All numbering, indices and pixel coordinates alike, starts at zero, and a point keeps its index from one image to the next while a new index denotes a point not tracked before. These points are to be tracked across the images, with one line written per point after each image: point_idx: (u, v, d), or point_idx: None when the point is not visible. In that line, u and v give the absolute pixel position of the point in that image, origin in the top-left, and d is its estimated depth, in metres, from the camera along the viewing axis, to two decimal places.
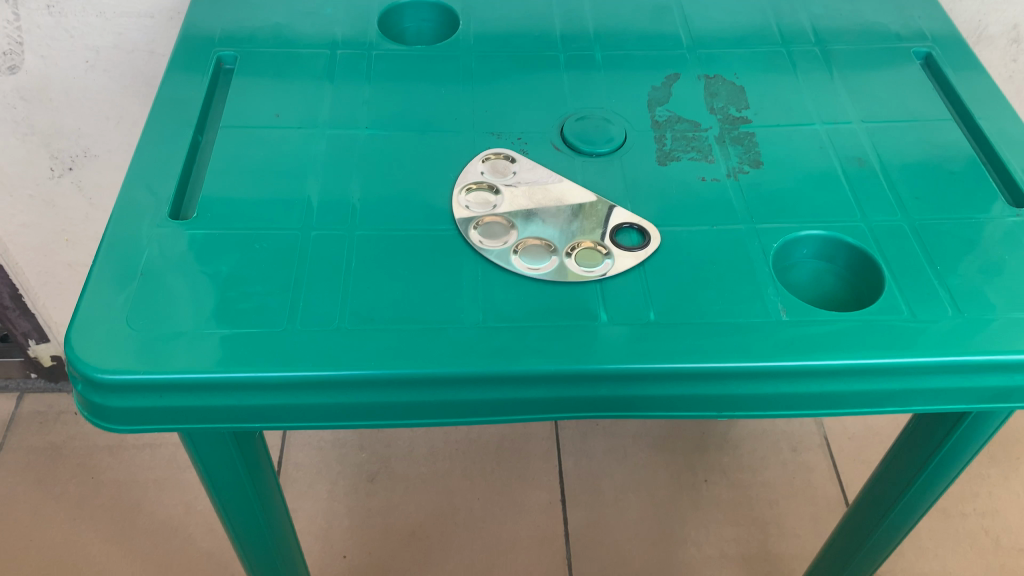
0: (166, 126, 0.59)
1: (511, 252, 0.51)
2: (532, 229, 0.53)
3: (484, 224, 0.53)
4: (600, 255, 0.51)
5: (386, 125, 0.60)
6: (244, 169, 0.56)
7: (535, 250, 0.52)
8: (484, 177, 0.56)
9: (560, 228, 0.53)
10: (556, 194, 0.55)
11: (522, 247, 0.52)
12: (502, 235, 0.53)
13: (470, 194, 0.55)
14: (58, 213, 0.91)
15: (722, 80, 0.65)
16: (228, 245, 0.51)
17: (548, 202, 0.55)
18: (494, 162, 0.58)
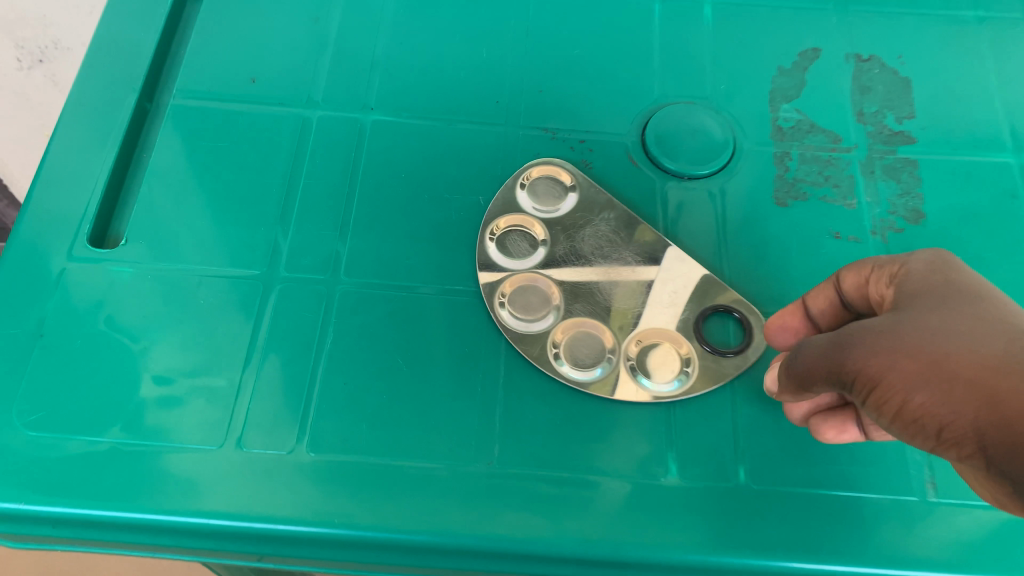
0: (101, 82, 0.43)
1: (550, 347, 0.36)
2: (585, 302, 0.37)
3: (518, 291, 0.38)
4: (678, 362, 0.36)
5: (399, 100, 0.43)
6: (198, 159, 0.41)
7: (586, 345, 0.37)
8: (527, 207, 0.40)
9: (625, 305, 0.37)
10: (624, 244, 0.39)
11: (568, 340, 0.37)
12: (541, 308, 0.37)
13: (501, 238, 0.39)
14: (35, 107, 0.77)
15: (879, 65, 0.45)
16: (161, 293, 0.37)
17: (612, 257, 0.39)
18: (544, 179, 0.41)
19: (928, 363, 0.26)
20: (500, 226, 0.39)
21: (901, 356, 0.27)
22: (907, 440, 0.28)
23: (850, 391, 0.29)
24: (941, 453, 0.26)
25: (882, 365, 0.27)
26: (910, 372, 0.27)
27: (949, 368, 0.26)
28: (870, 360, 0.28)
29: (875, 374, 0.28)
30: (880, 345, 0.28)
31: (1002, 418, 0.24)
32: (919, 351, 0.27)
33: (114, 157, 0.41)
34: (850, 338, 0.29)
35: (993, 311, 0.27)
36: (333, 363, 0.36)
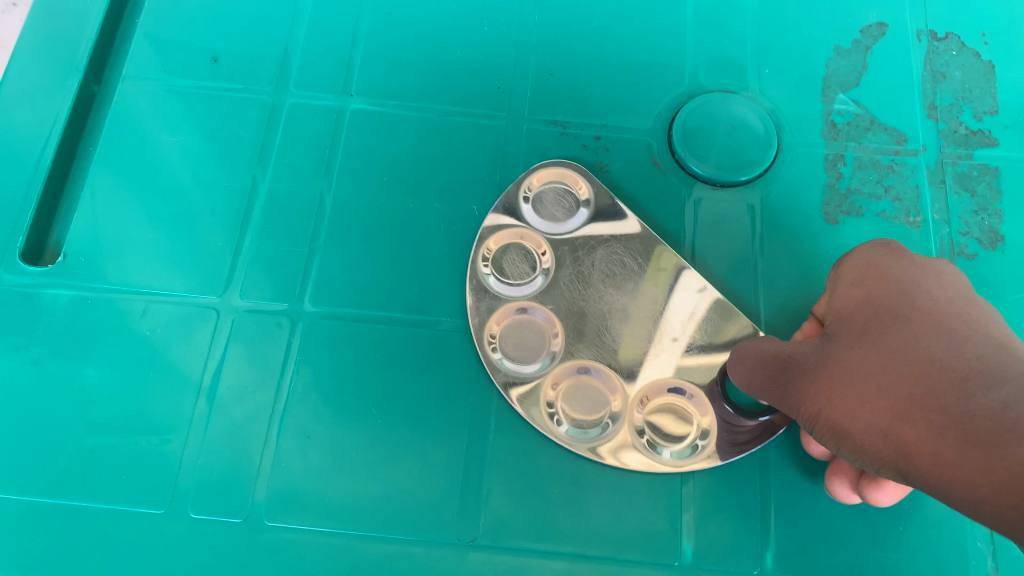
0: (43, 59, 0.37)
1: (543, 399, 0.31)
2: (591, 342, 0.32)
3: (511, 328, 0.32)
4: (692, 423, 0.31)
5: (385, 82, 0.37)
6: (150, 155, 0.35)
7: (585, 398, 0.31)
8: (530, 223, 0.34)
9: (636, 348, 0.32)
10: (640, 271, 0.33)
11: (565, 391, 0.31)
12: (537, 350, 0.32)
13: (495, 259, 0.33)
14: None
15: (957, 44, 0.38)
16: (101, 321, 0.32)
17: (626, 286, 0.33)
18: (553, 188, 0.35)
19: (858, 400, 0.22)
20: (495, 243, 0.34)
21: (828, 391, 0.23)
22: None
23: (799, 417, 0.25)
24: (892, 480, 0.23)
25: (812, 406, 0.23)
26: (839, 415, 0.22)
27: (874, 406, 0.22)
28: (802, 394, 0.24)
29: (808, 409, 0.24)
30: (808, 376, 0.24)
31: (920, 468, 0.20)
32: (844, 384, 0.23)
33: (53, 151, 0.35)
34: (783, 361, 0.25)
35: (932, 319, 0.22)
36: (298, 412, 0.31)
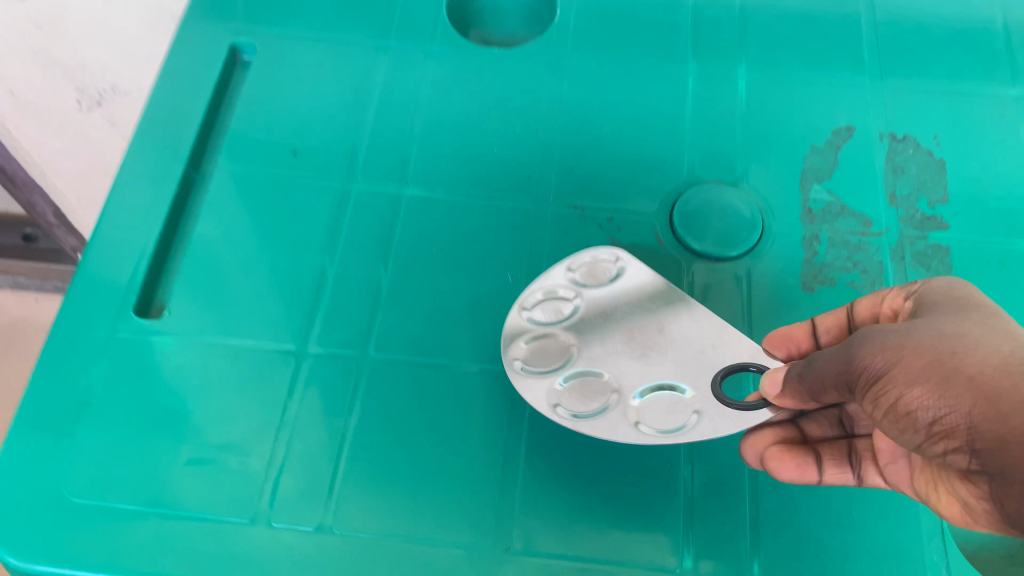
0: (152, 155, 0.45)
1: (552, 394, 0.37)
2: (607, 355, 0.38)
3: (540, 341, 0.38)
4: (685, 413, 0.36)
5: (434, 174, 0.44)
6: (239, 230, 0.43)
7: (589, 387, 0.37)
8: (572, 275, 0.39)
9: (639, 357, 0.37)
10: (657, 315, 0.38)
11: (576, 384, 0.37)
12: (555, 361, 0.38)
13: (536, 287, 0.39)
14: (93, 146, 0.81)
15: (914, 145, 0.45)
16: (196, 365, 0.39)
17: (643, 324, 0.38)
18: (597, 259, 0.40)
19: (933, 362, 0.27)
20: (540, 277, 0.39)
21: (911, 354, 0.28)
22: (905, 438, 0.29)
23: (853, 392, 0.30)
24: (927, 445, 0.28)
25: (887, 364, 0.28)
26: (914, 370, 0.28)
27: (953, 364, 0.27)
28: (877, 357, 0.29)
29: (882, 369, 0.29)
30: (885, 346, 0.29)
31: (999, 412, 0.25)
32: (922, 350, 0.28)
33: (159, 230, 0.43)
34: (861, 338, 0.30)
35: (1004, 325, 0.29)
36: (361, 440, 0.37)
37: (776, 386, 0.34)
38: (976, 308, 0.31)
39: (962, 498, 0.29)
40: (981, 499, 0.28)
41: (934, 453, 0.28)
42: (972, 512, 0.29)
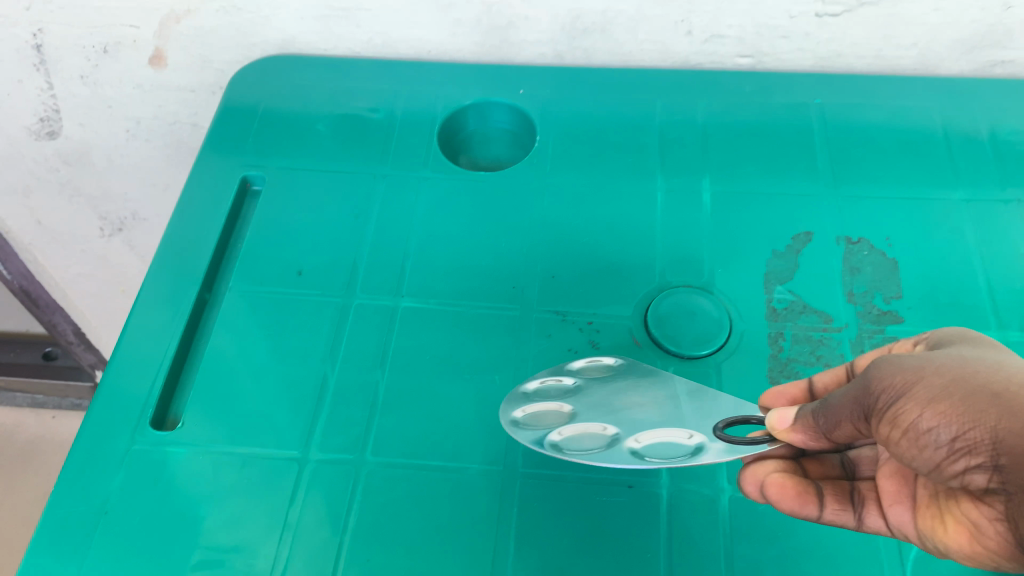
0: (171, 278, 0.49)
1: (552, 436, 0.37)
2: (604, 414, 0.38)
3: (541, 409, 0.40)
4: (684, 443, 0.36)
5: (428, 287, 0.48)
6: (249, 345, 0.46)
7: (587, 433, 0.38)
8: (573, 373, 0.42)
9: (638, 408, 0.39)
10: (648, 393, 0.40)
11: (578, 431, 0.38)
12: (553, 419, 0.39)
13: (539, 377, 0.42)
14: (113, 268, 0.86)
15: (868, 246, 0.49)
16: (208, 473, 0.42)
17: (637, 397, 0.40)
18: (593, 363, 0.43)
19: (954, 382, 0.29)
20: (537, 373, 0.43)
21: (930, 375, 0.29)
22: (927, 462, 0.29)
23: (869, 420, 0.31)
24: (946, 464, 0.29)
25: (905, 383, 0.30)
26: (935, 389, 0.29)
27: (974, 382, 0.28)
28: (895, 379, 0.30)
29: (899, 391, 0.30)
30: (904, 369, 0.30)
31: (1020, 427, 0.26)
32: (943, 370, 0.29)
33: (175, 346, 0.47)
34: (878, 366, 0.31)
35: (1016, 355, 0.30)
36: (361, 540, 0.40)
37: (788, 420, 0.34)
38: (988, 344, 0.32)
39: (970, 522, 0.30)
40: (997, 521, 0.29)
41: (953, 472, 0.29)
42: (977, 538, 0.30)
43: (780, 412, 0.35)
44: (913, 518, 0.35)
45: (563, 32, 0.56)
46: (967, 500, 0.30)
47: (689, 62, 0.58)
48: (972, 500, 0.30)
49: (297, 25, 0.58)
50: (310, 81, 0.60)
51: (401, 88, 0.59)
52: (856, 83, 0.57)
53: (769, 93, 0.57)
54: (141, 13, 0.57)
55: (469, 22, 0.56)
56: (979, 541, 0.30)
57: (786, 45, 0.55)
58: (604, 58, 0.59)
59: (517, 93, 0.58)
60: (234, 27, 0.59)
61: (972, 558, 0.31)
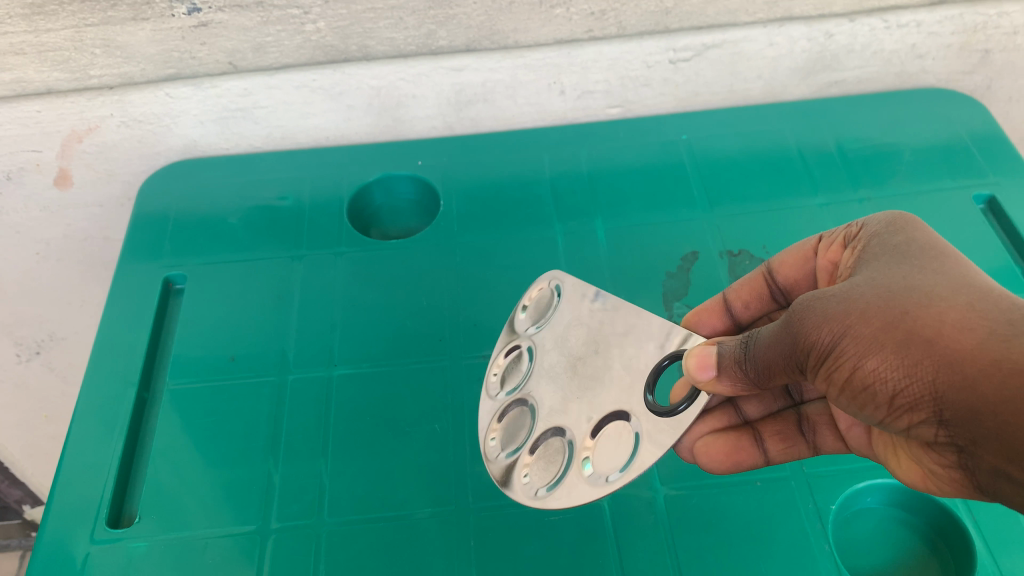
0: (107, 383, 0.51)
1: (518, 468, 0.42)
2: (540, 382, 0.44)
3: (508, 425, 0.44)
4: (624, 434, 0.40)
5: (359, 353, 0.51)
6: (192, 438, 0.48)
7: (552, 452, 0.42)
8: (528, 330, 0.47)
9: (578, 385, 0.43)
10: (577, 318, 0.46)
11: (541, 454, 0.42)
12: (518, 428, 0.43)
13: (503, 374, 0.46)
14: (33, 394, 0.85)
15: (748, 255, 0.55)
16: (173, 564, 0.43)
17: (574, 341, 0.45)
18: (537, 302, 0.48)
19: (881, 331, 0.33)
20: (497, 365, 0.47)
21: (858, 325, 0.33)
22: (882, 413, 0.34)
23: (806, 369, 0.36)
24: (891, 416, 0.34)
25: (836, 338, 0.34)
26: (863, 341, 0.33)
27: (902, 331, 0.32)
28: (825, 334, 0.34)
29: (831, 345, 0.34)
30: (831, 318, 0.34)
31: (951, 380, 0.30)
32: (871, 317, 0.33)
33: (120, 449, 0.48)
34: (805, 315, 0.35)
35: (939, 278, 0.34)
36: None
37: (710, 369, 0.39)
38: (919, 261, 0.36)
39: (925, 467, 0.36)
40: (947, 468, 0.34)
41: (900, 425, 0.34)
42: (929, 477, 0.36)
43: (699, 360, 0.40)
44: (869, 442, 0.41)
45: (449, 106, 0.61)
46: (920, 448, 0.36)
47: (567, 118, 0.64)
48: (923, 446, 0.35)
49: (198, 129, 0.61)
50: (217, 180, 0.63)
51: (307, 175, 0.62)
52: (716, 117, 0.64)
53: (641, 136, 0.63)
54: (42, 137, 0.59)
55: (361, 107, 0.60)
56: (929, 479, 0.36)
57: (649, 92, 0.62)
58: (490, 124, 0.64)
59: (415, 165, 0.62)
60: (136, 140, 0.61)
61: (924, 488, 0.37)
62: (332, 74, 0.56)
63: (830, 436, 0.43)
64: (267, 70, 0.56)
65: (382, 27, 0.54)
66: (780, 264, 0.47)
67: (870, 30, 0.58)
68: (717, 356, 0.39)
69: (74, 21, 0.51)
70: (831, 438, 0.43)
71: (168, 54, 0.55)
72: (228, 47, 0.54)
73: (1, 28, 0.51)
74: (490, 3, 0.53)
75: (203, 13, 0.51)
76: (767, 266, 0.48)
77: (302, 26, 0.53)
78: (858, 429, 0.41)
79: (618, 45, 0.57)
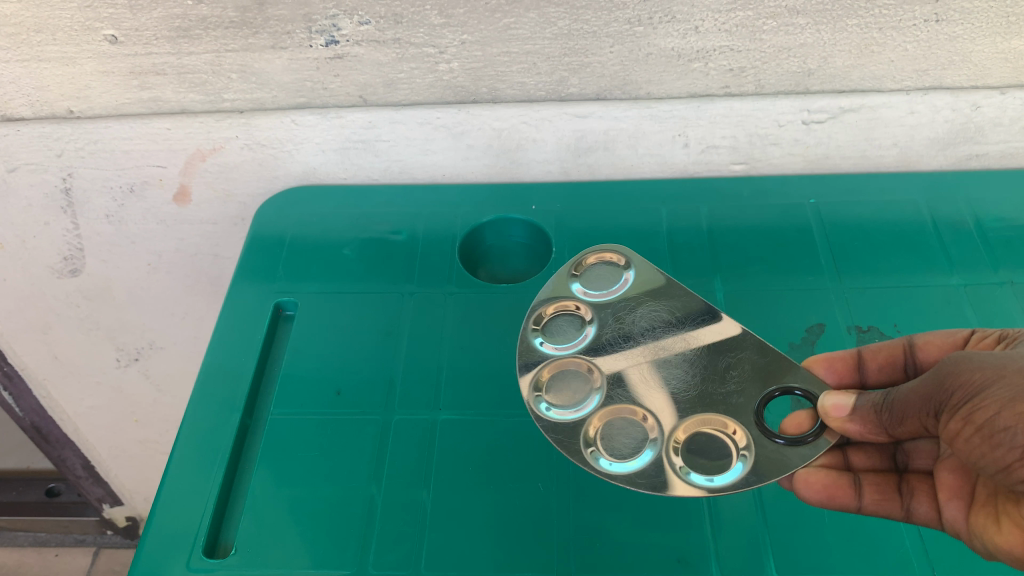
0: (212, 407, 0.51)
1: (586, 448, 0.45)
2: (632, 363, 0.49)
3: (557, 396, 0.48)
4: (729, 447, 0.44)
5: (464, 400, 0.50)
6: (292, 464, 0.48)
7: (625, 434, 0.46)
8: (581, 295, 0.53)
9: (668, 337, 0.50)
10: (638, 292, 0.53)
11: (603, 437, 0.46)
12: (575, 395, 0.48)
13: (554, 333, 0.51)
14: (127, 398, 0.88)
15: (878, 333, 0.52)
16: None
17: (634, 309, 0.52)
18: (594, 276, 0.54)
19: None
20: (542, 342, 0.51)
21: (1011, 374, 0.34)
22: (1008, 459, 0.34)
23: (942, 413, 0.37)
24: (1019, 461, 0.33)
25: (987, 381, 0.34)
26: (1013, 388, 0.33)
27: None
28: (976, 376, 0.35)
29: (979, 387, 0.34)
30: (986, 367, 0.35)
31: None
32: None
33: (221, 474, 0.48)
34: (962, 362, 0.36)
35: None
36: None
37: (844, 410, 0.42)
38: None
39: None
40: None
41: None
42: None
43: (834, 401, 0.42)
44: (966, 517, 0.40)
45: (569, 151, 0.60)
46: None
47: (687, 171, 0.62)
48: None
49: (318, 157, 0.61)
50: (331, 209, 0.63)
51: (421, 211, 0.62)
52: (844, 182, 0.61)
53: (764, 196, 0.61)
54: (169, 154, 0.60)
55: (480, 147, 0.60)
56: None
57: (777, 151, 0.60)
58: (608, 171, 0.63)
59: (530, 209, 0.61)
60: (257, 163, 0.62)
61: (1020, 558, 0.37)
62: (457, 114, 0.56)
63: (927, 505, 0.42)
64: (394, 106, 0.56)
65: (515, 71, 0.53)
66: (926, 341, 0.45)
67: (1022, 104, 0.55)
68: (855, 401, 0.41)
69: (216, 46, 0.52)
70: (929, 509, 0.42)
71: (301, 83, 0.55)
72: (360, 81, 0.55)
73: (147, 48, 0.52)
74: (627, 53, 0.52)
75: (340, 45, 0.52)
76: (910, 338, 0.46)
77: (435, 65, 0.53)
78: (959, 503, 0.41)
79: (752, 102, 0.55)
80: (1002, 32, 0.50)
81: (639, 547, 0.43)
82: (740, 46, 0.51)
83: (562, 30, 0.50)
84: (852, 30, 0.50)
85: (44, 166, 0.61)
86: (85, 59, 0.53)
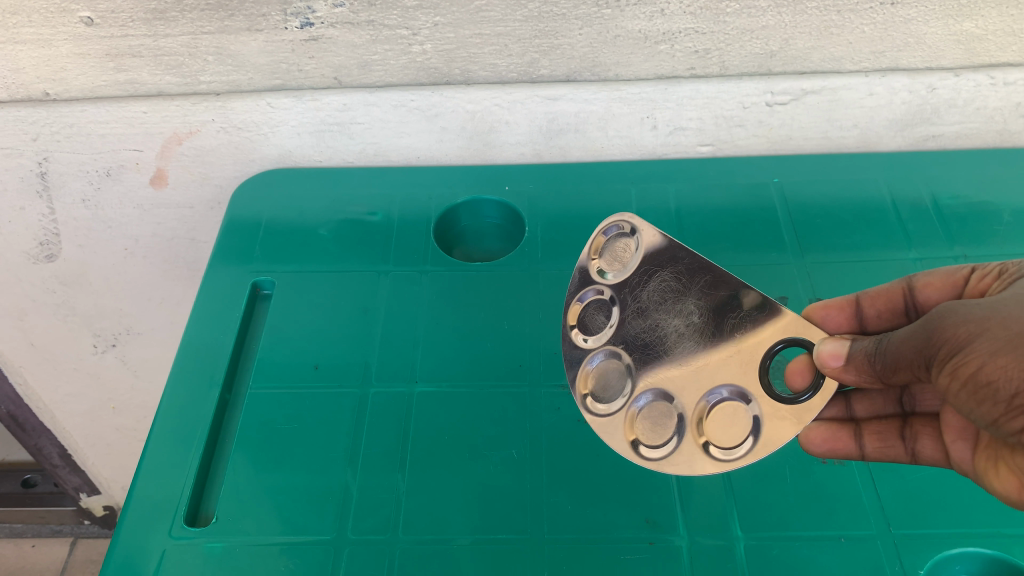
0: (192, 381, 0.52)
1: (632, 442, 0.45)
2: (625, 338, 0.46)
3: (602, 392, 0.46)
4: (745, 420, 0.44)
5: (439, 371, 0.51)
6: (273, 436, 0.49)
7: (658, 414, 0.45)
8: (602, 276, 0.48)
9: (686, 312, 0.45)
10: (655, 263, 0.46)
11: (642, 423, 0.45)
12: (613, 385, 0.46)
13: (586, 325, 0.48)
14: (104, 384, 0.88)
15: None
16: (247, 566, 0.44)
17: (656, 287, 0.46)
18: (612, 248, 0.48)
19: (1016, 335, 0.33)
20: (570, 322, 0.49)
21: (997, 327, 0.34)
22: (997, 412, 0.35)
23: (931, 366, 0.37)
24: (1005, 416, 0.35)
25: (970, 336, 0.35)
26: (997, 342, 0.34)
27: None
28: (961, 331, 0.35)
29: (963, 343, 0.35)
30: (971, 321, 0.35)
31: None
32: (1011, 324, 0.34)
33: (202, 446, 0.49)
34: (947, 315, 0.36)
35: None
36: None
37: (839, 360, 0.41)
38: None
39: None
40: None
41: (1011, 428, 0.35)
42: None
43: (830, 350, 0.41)
44: (972, 456, 0.42)
45: (541, 134, 0.62)
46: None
47: (656, 153, 0.64)
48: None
49: (294, 140, 0.62)
50: (308, 191, 0.64)
51: (397, 193, 0.63)
52: (806, 162, 0.63)
53: (730, 176, 0.63)
54: (145, 137, 0.61)
55: (454, 129, 0.61)
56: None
57: (742, 133, 0.61)
58: (581, 154, 0.64)
59: (503, 190, 0.63)
60: (234, 146, 0.62)
61: (1016, 502, 0.38)
62: (430, 95, 0.57)
63: (931, 446, 0.44)
64: (368, 88, 0.58)
65: (486, 52, 0.55)
66: (924, 284, 0.46)
67: (975, 86, 0.57)
68: (849, 351, 0.41)
69: (192, 28, 0.53)
70: (933, 449, 0.44)
71: (277, 65, 0.56)
72: (335, 62, 0.56)
73: (123, 30, 0.53)
74: (596, 35, 0.53)
75: (315, 27, 0.53)
76: (909, 281, 0.47)
77: (409, 47, 0.54)
78: (965, 444, 0.43)
79: (717, 84, 0.57)
80: (953, 14, 0.52)
81: (610, 506, 0.45)
82: (704, 28, 0.53)
83: (532, 12, 0.51)
84: (811, 12, 0.52)
85: (19, 150, 0.61)
86: (61, 41, 0.53)
